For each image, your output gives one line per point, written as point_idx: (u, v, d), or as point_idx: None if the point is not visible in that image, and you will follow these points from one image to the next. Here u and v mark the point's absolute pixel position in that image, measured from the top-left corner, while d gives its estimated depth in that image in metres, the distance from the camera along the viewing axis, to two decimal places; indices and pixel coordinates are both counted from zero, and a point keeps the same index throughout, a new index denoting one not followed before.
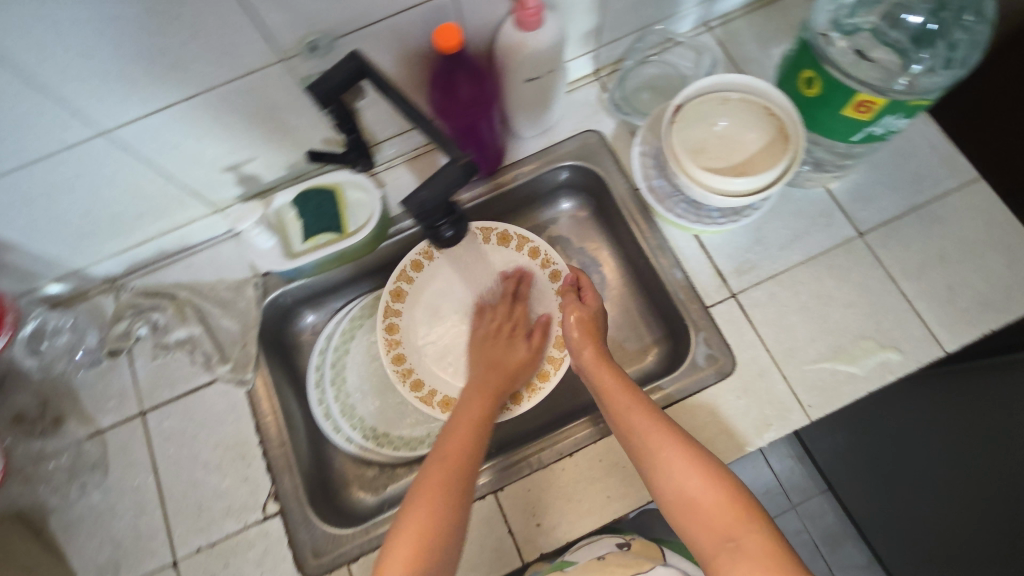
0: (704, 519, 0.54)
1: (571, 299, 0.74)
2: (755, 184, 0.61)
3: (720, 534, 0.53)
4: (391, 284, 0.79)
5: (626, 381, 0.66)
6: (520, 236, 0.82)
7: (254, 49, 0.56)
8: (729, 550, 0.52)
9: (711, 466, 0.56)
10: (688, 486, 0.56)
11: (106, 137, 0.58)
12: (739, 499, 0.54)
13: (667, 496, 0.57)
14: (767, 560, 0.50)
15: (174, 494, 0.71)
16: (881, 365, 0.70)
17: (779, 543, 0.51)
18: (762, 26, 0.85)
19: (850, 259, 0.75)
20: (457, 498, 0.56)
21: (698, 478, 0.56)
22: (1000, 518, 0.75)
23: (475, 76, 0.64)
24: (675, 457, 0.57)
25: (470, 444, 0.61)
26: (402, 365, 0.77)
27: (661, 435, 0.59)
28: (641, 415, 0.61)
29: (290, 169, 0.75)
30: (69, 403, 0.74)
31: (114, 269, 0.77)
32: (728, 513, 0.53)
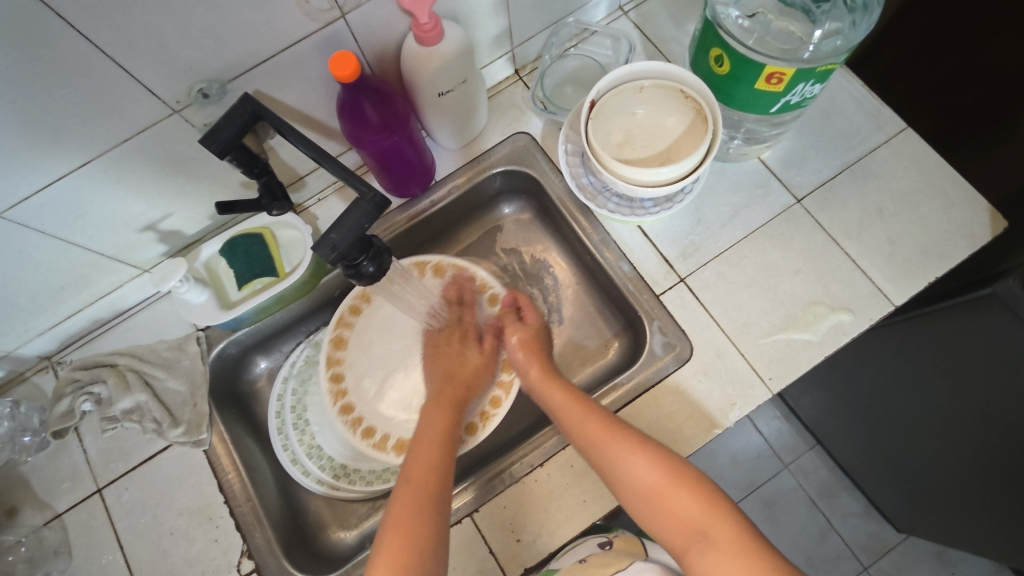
0: (674, 518, 0.54)
1: (512, 321, 0.74)
2: (679, 170, 0.60)
3: (690, 531, 0.52)
4: (330, 333, 0.76)
5: (573, 392, 0.64)
6: (454, 265, 0.79)
7: (141, 105, 0.53)
8: (702, 545, 0.51)
9: (672, 462, 0.56)
10: (653, 489, 0.55)
11: (2, 217, 0.55)
12: (705, 492, 0.54)
13: (634, 502, 0.56)
14: (740, 551, 0.50)
15: (144, 568, 0.68)
16: (836, 327, 0.70)
17: (748, 531, 0.51)
18: (676, 3, 0.84)
19: (791, 226, 0.74)
20: (431, 534, 0.55)
21: (660, 479, 0.55)
22: (965, 445, 0.77)
23: (382, 99, 0.62)
24: (635, 460, 0.56)
25: (438, 474, 0.59)
26: (351, 414, 0.74)
27: (614, 441, 0.57)
28: (594, 424, 0.60)
29: (212, 219, 0.73)
30: (20, 492, 0.71)
31: (48, 346, 0.74)
32: (696, 508, 0.53)
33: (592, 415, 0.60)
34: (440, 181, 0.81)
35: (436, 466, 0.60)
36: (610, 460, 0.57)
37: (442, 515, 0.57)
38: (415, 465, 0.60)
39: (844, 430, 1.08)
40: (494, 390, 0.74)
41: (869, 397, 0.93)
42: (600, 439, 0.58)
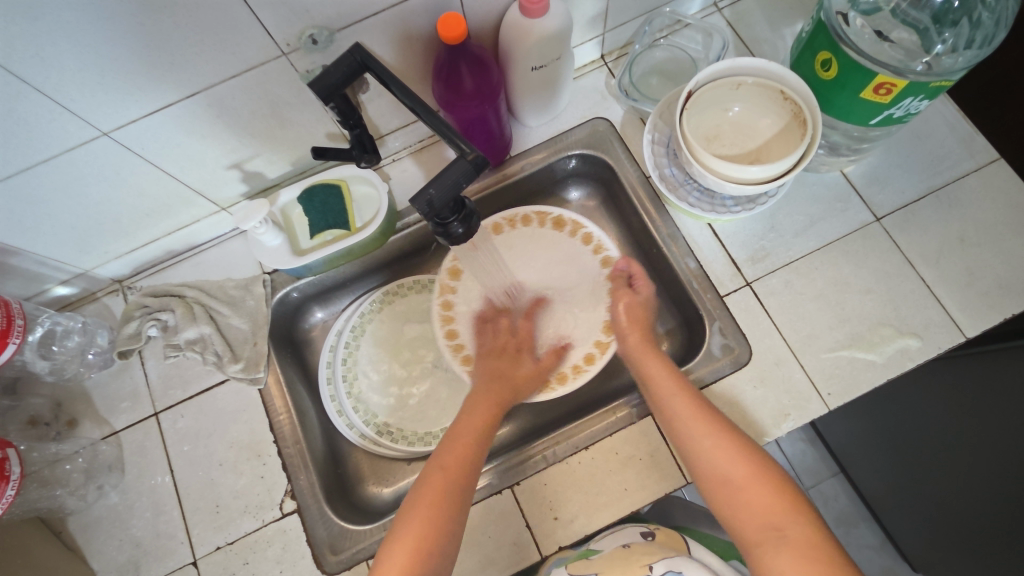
0: (748, 507, 0.53)
1: (622, 288, 0.74)
2: (770, 172, 0.59)
3: (763, 524, 0.52)
4: (447, 262, 0.79)
5: (672, 368, 0.65)
6: (574, 222, 0.80)
7: (255, 44, 0.55)
8: (772, 541, 0.51)
9: (753, 456, 0.56)
10: (733, 475, 0.55)
11: (109, 137, 0.57)
12: (783, 489, 0.53)
13: (708, 483, 0.56)
14: (809, 552, 0.49)
15: (191, 493, 0.70)
16: (902, 351, 0.68)
17: (826, 536, 0.50)
18: (774, 6, 0.83)
19: (867, 244, 0.73)
20: (448, 522, 0.54)
21: (738, 468, 0.55)
22: (999, 492, 0.74)
23: (480, 66, 0.63)
24: (722, 446, 0.57)
25: (470, 450, 0.60)
26: (456, 340, 0.77)
27: (703, 426, 0.58)
28: (686, 405, 0.60)
29: (294, 165, 0.75)
30: (82, 406, 0.74)
31: (121, 270, 0.77)
32: (773, 503, 0.52)
33: (685, 394, 0.61)
34: (511, 158, 0.81)
35: (470, 446, 0.61)
36: (697, 441, 0.58)
37: (468, 490, 0.58)
38: (452, 441, 0.61)
39: (875, 461, 1.01)
40: (590, 347, 0.75)
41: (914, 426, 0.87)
42: (689, 413, 0.60)
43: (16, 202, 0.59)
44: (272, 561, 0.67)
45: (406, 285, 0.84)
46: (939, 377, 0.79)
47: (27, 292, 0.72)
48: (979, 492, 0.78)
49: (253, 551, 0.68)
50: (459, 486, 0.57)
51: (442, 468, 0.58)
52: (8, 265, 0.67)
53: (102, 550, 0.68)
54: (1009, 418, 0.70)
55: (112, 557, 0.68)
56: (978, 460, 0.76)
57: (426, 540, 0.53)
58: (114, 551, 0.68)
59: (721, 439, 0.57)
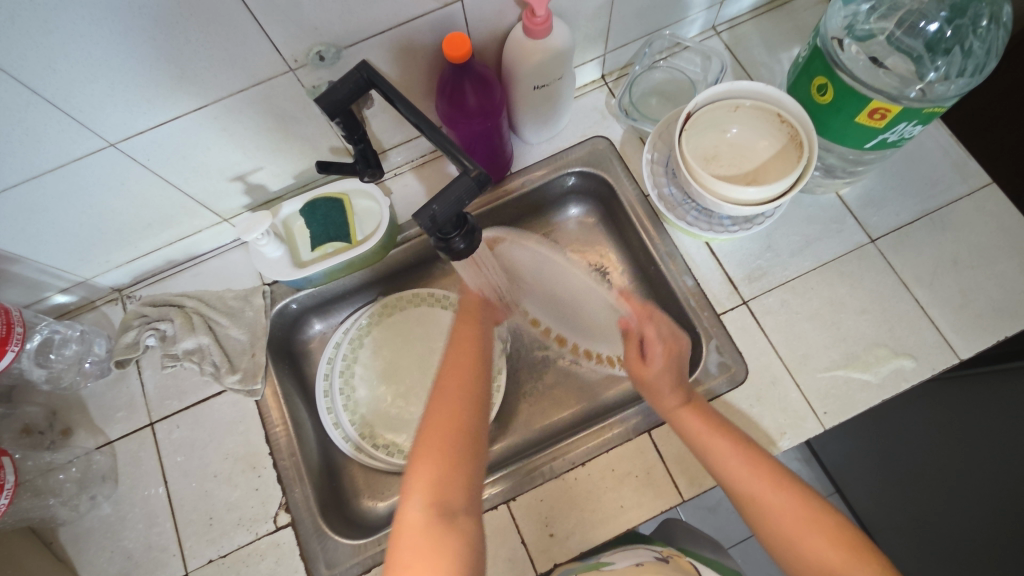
0: (812, 563, 0.52)
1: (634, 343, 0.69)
2: (767, 193, 0.60)
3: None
4: None
5: (705, 411, 0.62)
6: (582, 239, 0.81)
7: (264, 59, 0.56)
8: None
9: (807, 505, 0.55)
10: (792, 529, 0.54)
11: (117, 147, 0.58)
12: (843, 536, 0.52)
13: (769, 537, 0.55)
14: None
15: (184, 505, 0.70)
16: (896, 372, 0.69)
17: None
18: (770, 31, 0.85)
19: (862, 265, 0.74)
20: (468, 425, 0.56)
21: (798, 521, 0.54)
22: (997, 516, 0.73)
23: (483, 84, 0.64)
24: (776, 497, 0.56)
25: (459, 394, 0.57)
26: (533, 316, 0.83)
27: (754, 478, 0.57)
28: (733, 456, 0.58)
29: (297, 177, 0.75)
30: (77, 415, 0.73)
31: (121, 279, 0.77)
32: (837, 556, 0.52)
33: (727, 440, 0.59)
34: (512, 175, 0.82)
35: (461, 390, 0.57)
36: (754, 494, 0.56)
37: (470, 436, 0.55)
38: (444, 389, 0.57)
39: (871, 481, 1.00)
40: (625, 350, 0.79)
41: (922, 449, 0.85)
42: (738, 475, 0.57)
43: (20, 210, 0.60)
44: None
45: (405, 297, 0.84)
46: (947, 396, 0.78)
47: (27, 300, 0.72)
48: (976, 514, 0.77)
49: (245, 564, 0.67)
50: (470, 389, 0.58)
51: (438, 423, 0.55)
52: (9, 273, 0.67)
53: (93, 561, 0.68)
54: (1020, 440, 0.68)
55: (103, 568, 0.67)
56: (976, 482, 0.76)
57: (439, 495, 0.51)
58: (105, 563, 0.68)
59: (775, 491, 0.56)
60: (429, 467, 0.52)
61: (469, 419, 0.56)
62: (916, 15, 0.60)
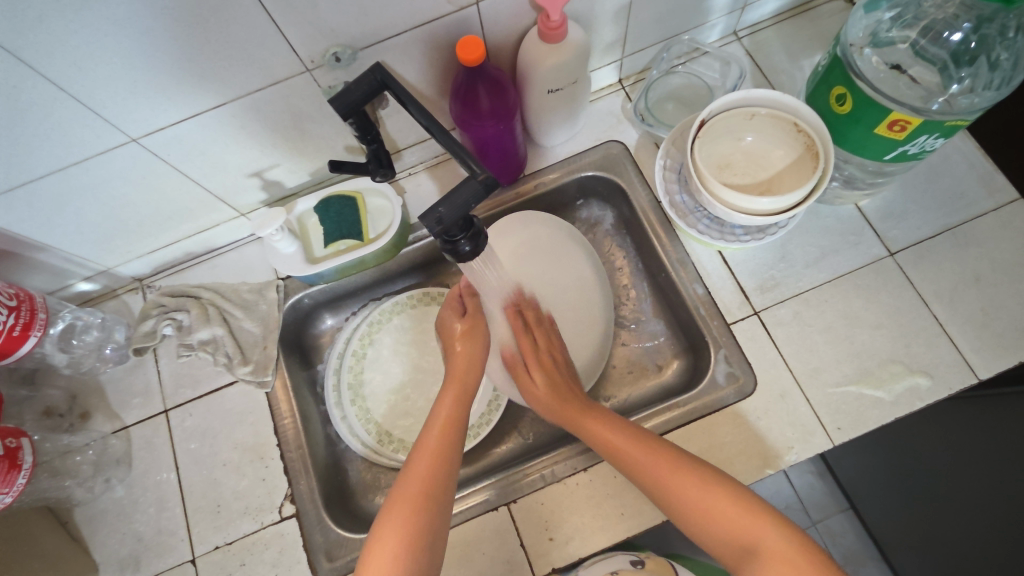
0: (723, 535, 0.54)
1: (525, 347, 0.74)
2: (781, 204, 0.59)
3: (741, 545, 0.53)
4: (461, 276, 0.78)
5: (603, 414, 0.65)
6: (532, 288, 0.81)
7: (282, 60, 0.57)
8: (754, 563, 0.51)
9: (705, 476, 0.56)
10: (699, 504, 0.55)
11: (138, 143, 0.60)
12: (746, 502, 0.54)
13: (683, 519, 0.56)
14: (790, 564, 0.50)
15: (194, 492, 0.72)
16: (911, 390, 0.67)
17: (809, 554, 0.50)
18: (793, 37, 0.84)
19: (879, 278, 0.72)
20: (435, 509, 0.56)
21: (704, 495, 0.55)
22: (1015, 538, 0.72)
23: (496, 87, 0.64)
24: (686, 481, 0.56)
25: (423, 483, 0.57)
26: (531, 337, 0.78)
27: (653, 464, 0.58)
28: (633, 448, 0.60)
29: (313, 175, 0.77)
30: (96, 399, 0.76)
31: (142, 269, 0.80)
32: (743, 519, 0.53)
33: (623, 436, 0.62)
34: (525, 177, 0.82)
35: (424, 481, 0.57)
36: (657, 479, 0.57)
37: (431, 525, 0.55)
38: (417, 466, 0.58)
39: (884, 498, 0.97)
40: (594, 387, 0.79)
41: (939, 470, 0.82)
42: (649, 464, 0.58)
43: (47, 201, 0.62)
44: (269, 564, 0.68)
45: (416, 296, 0.85)
46: (962, 417, 0.75)
47: (52, 287, 0.75)
48: (992, 536, 0.75)
49: (250, 553, 0.69)
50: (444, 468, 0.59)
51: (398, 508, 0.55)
52: (35, 261, 0.70)
53: (105, 542, 0.70)
54: None
55: (114, 550, 0.70)
56: (993, 503, 0.74)
57: None
58: (116, 544, 0.70)
59: (677, 471, 0.57)
60: (386, 557, 0.52)
61: (434, 498, 0.56)
62: (941, 23, 0.58)
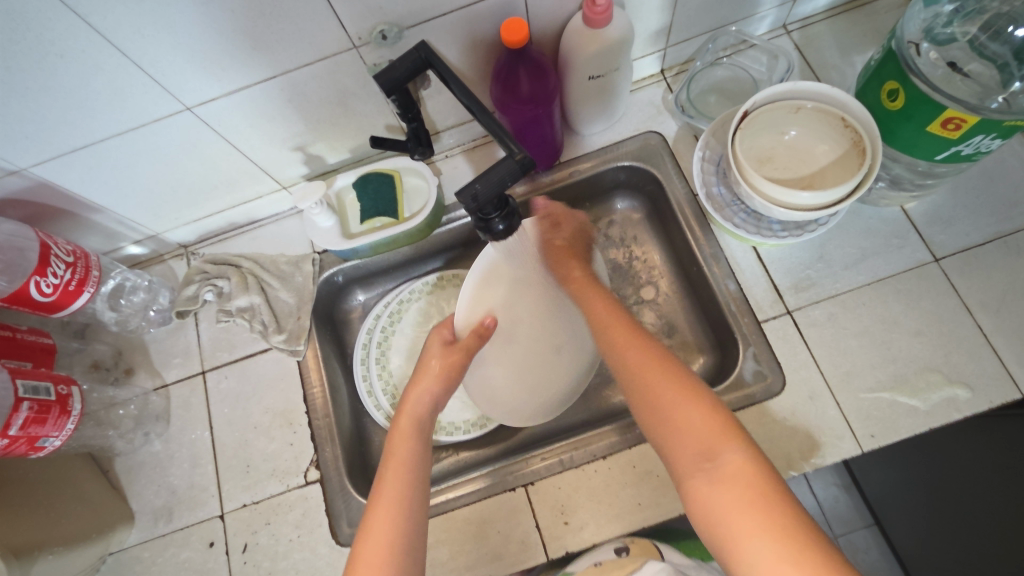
0: (682, 433, 0.50)
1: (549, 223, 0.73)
2: (822, 199, 0.58)
3: (697, 454, 0.48)
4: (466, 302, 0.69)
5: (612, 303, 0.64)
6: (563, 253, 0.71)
7: (331, 36, 0.58)
8: (707, 472, 0.47)
9: (688, 378, 0.53)
10: (671, 403, 0.51)
11: (192, 112, 0.62)
12: (719, 414, 0.50)
13: (650, 415, 0.52)
14: (746, 485, 0.46)
15: (226, 451, 0.75)
16: (948, 401, 0.65)
17: (759, 464, 0.47)
18: (845, 32, 0.81)
19: (921, 284, 0.70)
20: (406, 504, 0.53)
21: (665, 388, 0.52)
22: None
23: (538, 70, 0.64)
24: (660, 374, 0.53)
25: (406, 469, 0.56)
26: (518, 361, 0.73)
27: (639, 353, 0.56)
28: (626, 338, 0.58)
29: (353, 152, 0.78)
30: (139, 357, 0.79)
31: (188, 236, 0.83)
32: (709, 429, 0.49)
33: (623, 330, 0.59)
34: (563, 164, 0.82)
35: (403, 467, 0.56)
36: (639, 370, 0.54)
37: (420, 509, 0.54)
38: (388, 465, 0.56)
39: (913, 517, 0.94)
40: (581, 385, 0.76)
41: (974, 490, 0.79)
42: (627, 351, 0.57)
43: (106, 163, 0.65)
44: (292, 525, 0.70)
45: (445, 276, 0.86)
46: (1005, 434, 0.72)
47: (105, 248, 0.79)
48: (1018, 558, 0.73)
49: (275, 513, 0.71)
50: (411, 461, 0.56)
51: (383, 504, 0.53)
52: (92, 221, 0.74)
53: (142, 492, 0.74)
54: None
55: (150, 500, 0.73)
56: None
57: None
58: (151, 495, 0.74)
59: (660, 370, 0.54)
60: (377, 542, 0.51)
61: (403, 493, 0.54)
62: (1004, 18, 0.56)
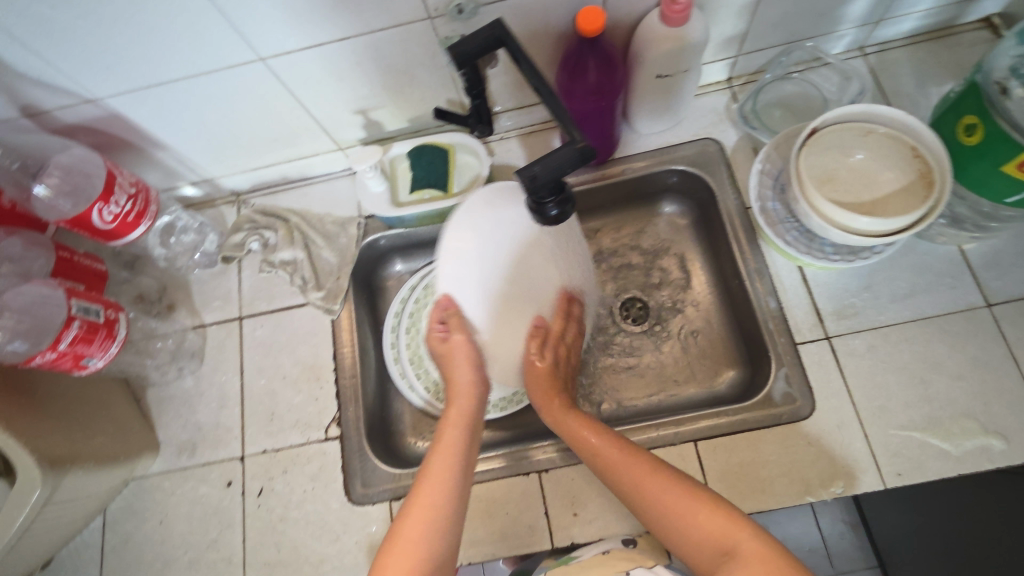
0: (691, 531, 0.51)
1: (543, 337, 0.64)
2: (883, 227, 0.56)
3: (714, 551, 0.49)
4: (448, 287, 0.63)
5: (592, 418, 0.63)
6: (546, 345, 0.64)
7: (410, 4, 0.59)
8: (729, 566, 0.48)
9: (692, 483, 0.54)
10: (674, 510, 0.53)
11: (263, 64, 0.64)
12: (723, 509, 0.51)
13: (665, 526, 0.53)
14: (765, 566, 0.46)
15: (253, 397, 0.77)
16: (981, 450, 0.63)
17: (775, 546, 0.47)
18: (924, 61, 0.79)
19: (969, 328, 0.68)
20: (453, 496, 0.55)
21: (665, 488, 0.54)
22: None
23: (607, 63, 0.64)
24: (652, 481, 0.55)
25: (455, 456, 0.58)
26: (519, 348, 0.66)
27: (634, 465, 0.57)
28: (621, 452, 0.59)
29: (411, 122, 0.79)
30: (181, 294, 0.82)
31: (241, 184, 0.85)
32: (721, 524, 0.50)
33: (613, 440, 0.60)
34: (615, 160, 0.82)
35: (451, 450, 0.58)
36: (636, 484, 0.56)
37: (461, 508, 0.56)
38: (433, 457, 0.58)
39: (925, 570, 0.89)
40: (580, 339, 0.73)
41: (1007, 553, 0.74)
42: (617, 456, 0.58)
43: (175, 102, 0.67)
44: (307, 477, 0.72)
45: None
46: None
47: (163, 184, 0.82)
48: None
49: (293, 463, 0.73)
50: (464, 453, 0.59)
51: (431, 491, 0.55)
52: (155, 157, 0.76)
53: (169, 424, 0.77)
54: None
55: (176, 433, 0.76)
56: None
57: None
58: (178, 428, 0.76)
59: (666, 479, 0.55)
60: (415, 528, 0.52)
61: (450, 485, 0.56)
62: None
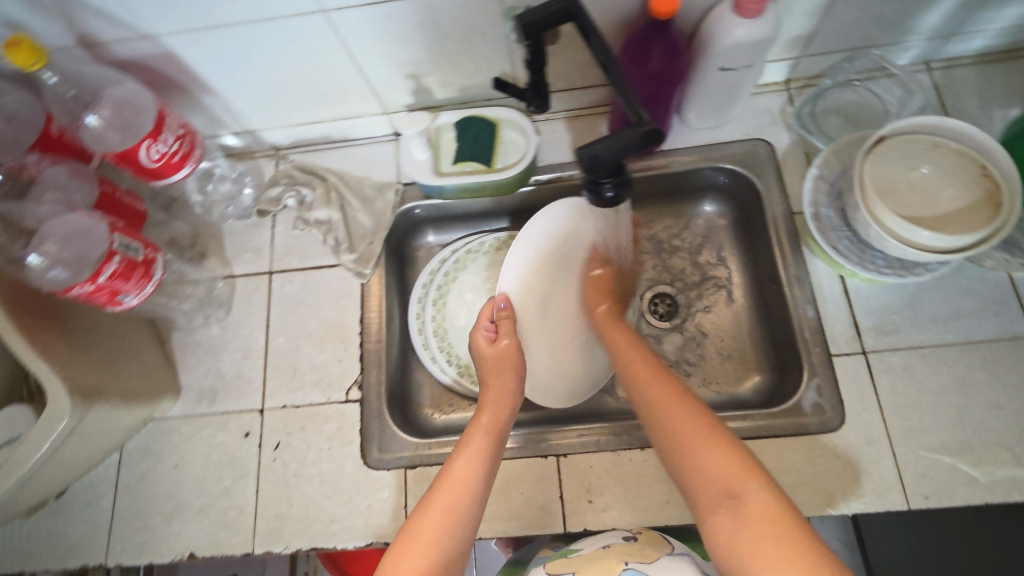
0: (699, 465, 0.50)
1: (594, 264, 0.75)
2: (944, 242, 0.55)
3: (719, 491, 0.48)
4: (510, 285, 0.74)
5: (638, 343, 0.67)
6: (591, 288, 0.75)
7: None
8: (730, 510, 0.47)
9: (709, 419, 0.54)
10: (685, 439, 0.53)
11: (324, 16, 0.63)
12: (734, 453, 0.50)
13: (676, 455, 0.53)
14: (769, 521, 0.44)
15: (276, 352, 0.77)
16: (1012, 481, 0.62)
17: (781, 502, 0.46)
18: (991, 81, 0.76)
19: (1012, 357, 0.66)
20: (475, 490, 0.55)
21: (683, 419, 0.54)
22: None
23: (673, 49, 0.63)
24: (674, 409, 0.56)
25: (480, 454, 0.58)
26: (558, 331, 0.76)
27: (662, 392, 0.58)
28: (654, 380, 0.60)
29: (461, 92, 0.78)
30: (214, 243, 0.82)
31: (282, 139, 0.84)
32: (728, 467, 0.49)
33: (647, 368, 0.62)
34: (663, 151, 0.80)
35: (479, 444, 0.58)
36: (659, 408, 0.57)
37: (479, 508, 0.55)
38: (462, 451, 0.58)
39: None
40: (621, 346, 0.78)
41: None
42: (648, 382, 0.60)
43: (230, 47, 0.66)
44: (324, 437, 0.72)
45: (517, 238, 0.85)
46: None
47: (206, 131, 0.81)
48: None
49: (311, 421, 0.73)
50: (493, 448, 0.59)
51: (449, 485, 0.55)
52: (203, 102, 0.75)
53: (191, 370, 0.77)
54: None
55: (198, 379, 0.76)
56: None
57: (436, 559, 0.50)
58: (200, 375, 0.77)
59: (683, 411, 0.55)
60: (432, 523, 0.52)
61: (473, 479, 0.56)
62: None
